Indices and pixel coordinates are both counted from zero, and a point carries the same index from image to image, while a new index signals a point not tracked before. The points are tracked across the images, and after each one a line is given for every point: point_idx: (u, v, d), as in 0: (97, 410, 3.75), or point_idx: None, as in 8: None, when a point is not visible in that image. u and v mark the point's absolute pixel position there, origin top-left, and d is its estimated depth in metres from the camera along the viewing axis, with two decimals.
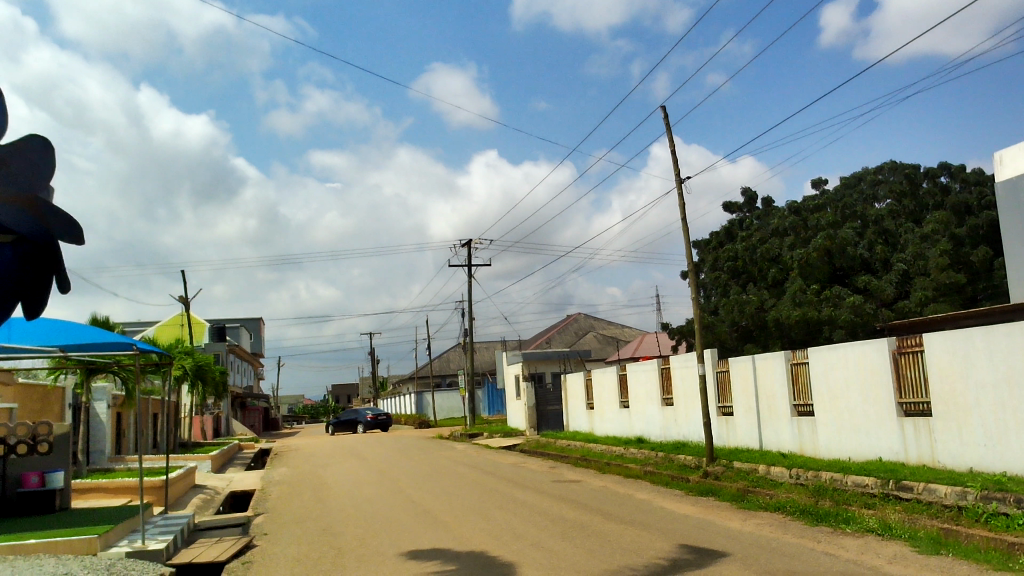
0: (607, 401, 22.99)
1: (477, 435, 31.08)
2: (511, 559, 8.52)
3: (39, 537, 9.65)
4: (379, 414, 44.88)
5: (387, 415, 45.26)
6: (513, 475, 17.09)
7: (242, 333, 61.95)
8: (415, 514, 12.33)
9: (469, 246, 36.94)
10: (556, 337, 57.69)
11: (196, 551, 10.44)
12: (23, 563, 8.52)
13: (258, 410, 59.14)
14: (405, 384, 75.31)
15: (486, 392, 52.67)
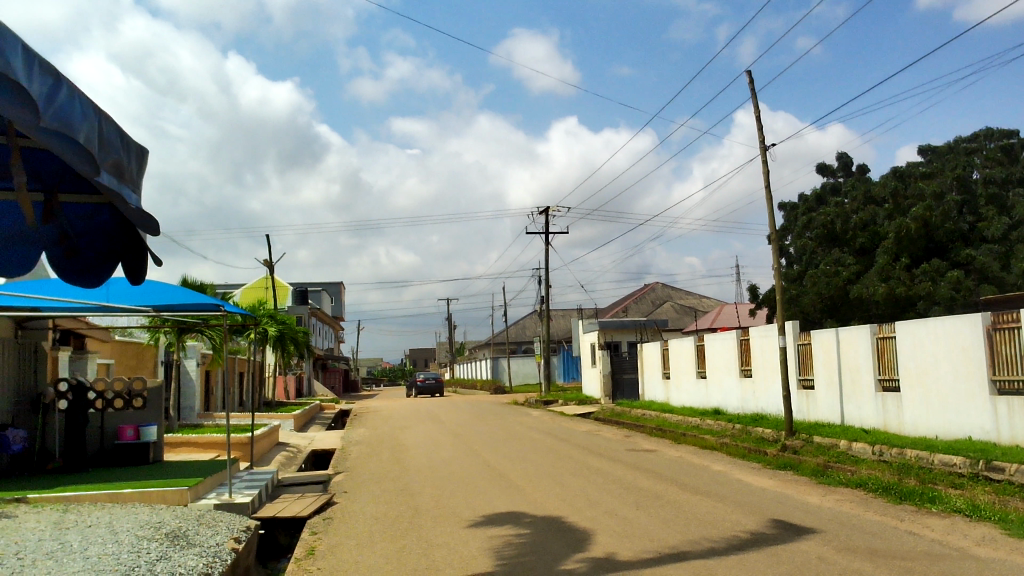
0: (684, 370, 22.81)
1: (552, 402, 31.29)
2: (587, 526, 8.58)
3: (135, 486, 10.18)
4: (430, 377, 46.68)
5: (439, 379, 46.74)
6: (588, 442, 17.16)
7: (324, 297, 63.42)
8: (490, 478, 12.51)
9: (546, 212, 36.92)
10: (633, 306, 57.41)
11: (280, 505, 10.80)
12: (120, 511, 9.00)
13: (338, 372, 60.74)
14: (481, 350, 76.18)
15: (562, 358, 52.93)
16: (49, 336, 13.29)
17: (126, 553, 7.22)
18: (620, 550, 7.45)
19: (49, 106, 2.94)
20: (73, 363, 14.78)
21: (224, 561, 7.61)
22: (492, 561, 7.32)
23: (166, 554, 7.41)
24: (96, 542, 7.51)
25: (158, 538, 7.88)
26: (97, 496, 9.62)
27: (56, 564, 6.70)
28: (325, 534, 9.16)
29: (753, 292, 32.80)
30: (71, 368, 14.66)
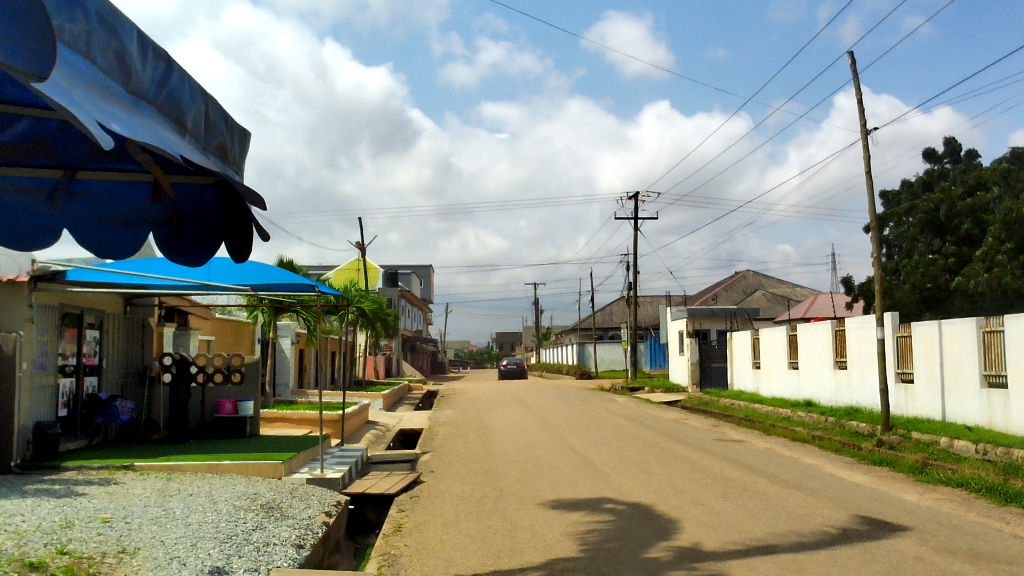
0: (775, 359, 22.30)
1: (638, 389, 31.10)
2: (672, 514, 8.51)
3: (234, 458, 10.59)
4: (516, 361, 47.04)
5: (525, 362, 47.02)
6: (675, 430, 16.98)
7: (414, 280, 64.56)
8: (575, 463, 12.51)
9: (635, 197, 36.58)
10: (723, 293, 56.36)
11: (369, 482, 11.07)
12: (219, 481, 9.38)
13: (427, 353, 61.77)
14: (568, 335, 76.16)
15: (649, 345, 52.47)
16: (156, 312, 13.92)
17: (225, 522, 7.53)
18: (706, 540, 7.37)
19: (161, 89, 3.10)
20: (177, 338, 15.51)
21: (315, 534, 7.85)
22: (576, 546, 7.33)
23: (262, 524, 7.70)
24: (198, 511, 7.86)
25: (255, 509, 8.20)
26: (198, 466, 10.06)
27: (160, 529, 7.04)
28: (412, 512, 9.36)
29: (848, 283, 31.75)
30: (175, 344, 15.38)
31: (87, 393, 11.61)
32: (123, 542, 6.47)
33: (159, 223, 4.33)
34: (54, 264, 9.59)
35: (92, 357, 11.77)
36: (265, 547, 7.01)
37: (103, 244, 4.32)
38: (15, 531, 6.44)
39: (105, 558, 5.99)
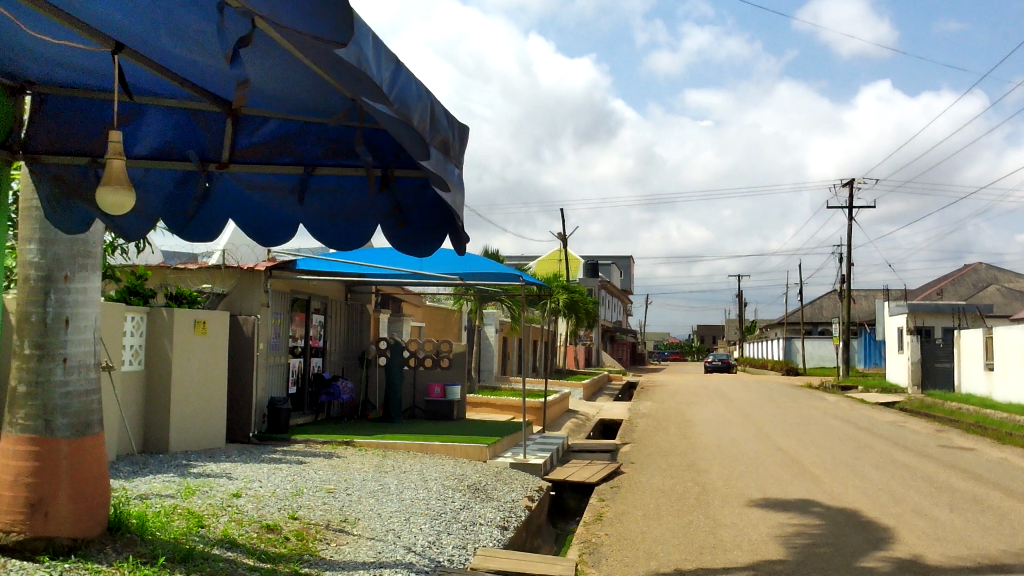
0: (1012, 362, 20.25)
1: (851, 388, 29.37)
2: (888, 523, 7.98)
3: (443, 440, 11.10)
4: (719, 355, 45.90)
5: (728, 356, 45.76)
6: (894, 434, 15.86)
7: (614, 271, 64.64)
8: (782, 462, 12.01)
9: (851, 184, 34.51)
10: (950, 288, 51.61)
11: (570, 470, 11.21)
12: (429, 461, 9.88)
13: (626, 344, 61.64)
14: (775, 329, 73.18)
15: (864, 342, 49.35)
16: (373, 299, 14.82)
17: (435, 500, 7.92)
18: (927, 553, 6.85)
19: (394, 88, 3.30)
20: (392, 324, 16.49)
21: (519, 517, 8.07)
22: (783, 548, 7.06)
23: (468, 504, 8.03)
24: (411, 487, 8.33)
25: (462, 489, 8.55)
26: (410, 445, 10.66)
27: (377, 502, 7.52)
28: (614, 502, 9.39)
29: None
30: (391, 330, 16.36)
31: (313, 372, 12.60)
32: (345, 512, 6.98)
33: (384, 215, 4.12)
34: (285, 254, 10.48)
35: (318, 340, 12.76)
36: (471, 526, 7.31)
37: (337, 231, 4.20)
38: (254, 495, 7.12)
39: (330, 525, 6.50)
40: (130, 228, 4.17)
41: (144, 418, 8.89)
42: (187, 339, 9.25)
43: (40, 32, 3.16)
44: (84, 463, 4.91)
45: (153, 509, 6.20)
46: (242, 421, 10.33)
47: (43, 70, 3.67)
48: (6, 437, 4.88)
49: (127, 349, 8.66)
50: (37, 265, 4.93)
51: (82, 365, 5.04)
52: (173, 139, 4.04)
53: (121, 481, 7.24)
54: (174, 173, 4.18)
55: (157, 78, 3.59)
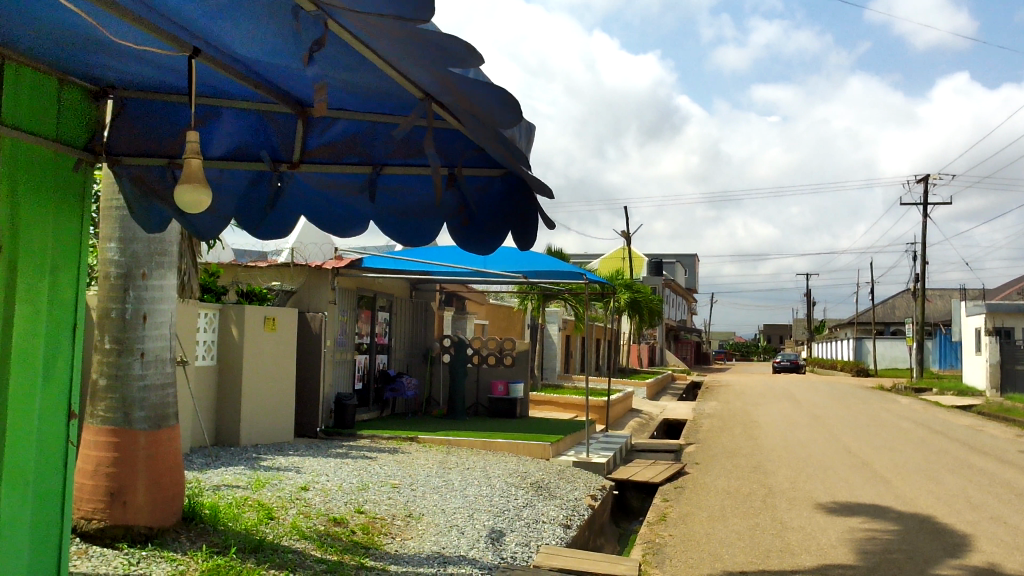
0: None
1: (926, 390, 28.50)
2: (964, 530, 7.73)
3: (506, 437, 11.14)
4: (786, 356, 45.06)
5: (795, 356, 44.86)
6: (971, 438, 15.34)
7: (678, 269, 63.95)
8: (852, 465, 11.73)
9: (925, 180, 33.46)
10: None
11: (633, 469, 11.14)
12: (492, 458, 9.94)
13: (691, 343, 61.01)
14: (845, 329, 71.45)
15: (939, 343, 47.84)
16: (437, 297, 14.96)
17: (498, 497, 7.96)
18: (1006, 562, 6.62)
19: None
20: (455, 322, 16.62)
21: (582, 516, 8.05)
22: (853, 554, 6.90)
23: (531, 501, 8.05)
24: (475, 484, 8.39)
25: (525, 487, 8.58)
26: (474, 442, 10.73)
27: (441, 498, 7.60)
28: (677, 502, 9.30)
29: None
30: (454, 327, 16.49)
31: (378, 368, 12.79)
32: (409, 507, 7.07)
33: (452, 213, 4.18)
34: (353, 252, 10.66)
35: (383, 336, 12.94)
36: (534, 524, 7.33)
37: (402, 229, 4.25)
38: (321, 489, 7.27)
39: (395, 520, 6.59)
40: (207, 227, 4.33)
41: (216, 411, 9.16)
42: (257, 335, 9.48)
43: (122, 38, 3.26)
44: (160, 454, 5.07)
45: (225, 499, 6.37)
46: (309, 416, 10.54)
47: (124, 75, 3.80)
48: (88, 428, 5.08)
49: (200, 344, 8.92)
50: (117, 263, 5.13)
51: (158, 360, 5.21)
52: (246, 140, 4.14)
53: (195, 473, 7.47)
54: (247, 174, 4.28)
55: (232, 81, 3.69)
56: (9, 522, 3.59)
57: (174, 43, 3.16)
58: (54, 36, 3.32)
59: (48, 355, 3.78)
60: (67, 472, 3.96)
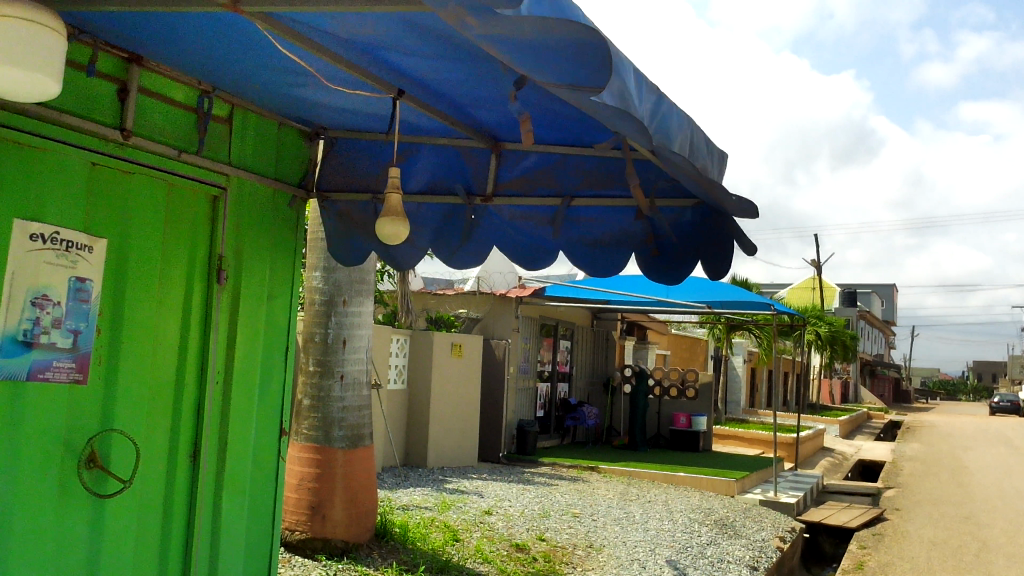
0: None
1: None
2: None
3: (689, 471, 10.86)
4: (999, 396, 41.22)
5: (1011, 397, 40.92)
6: None
7: (875, 300, 60.29)
8: None
9: None
10: None
11: (827, 512, 10.51)
12: (674, 492, 9.71)
13: (888, 380, 57.23)
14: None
15: None
16: (618, 327, 14.94)
17: (681, 533, 7.76)
18: None
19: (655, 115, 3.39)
20: (637, 351, 16.49)
21: (770, 558, 7.67)
22: None
23: (716, 539, 7.78)
24: (656, 518, 8.22)
25: (709, 524, 8.30)
26: (655, 475, 10.54)
27: (623, 531, 7.51)
28: (876, 551, 8.67)
29: None
30: (635, 357, 16.37)
31: (559, 397, 12.88)
32: (590, 537, 7.04)
33: (640, 243, 4.19)
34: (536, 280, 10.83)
35: (564, 365, 13.03)
36: (719, 563, 7.07)
37: (591, 261, 4.29)
38: (504, 514, 7.39)
39: (576, 549, 6.59)
40: (406, 256, 4.56)
41: (406, 435, 9.58)
42: (445, 361, 9.80)
43: (336, 83, 3.51)
44: (356, 472, 5.33)
45: (415, 519, 6.62)
46: (492, 441, 10.78)
47: (333, 116, 4.09)
48: (293, 444, 5.45)
49: (393, 368, 9.36)
50: (321, 291, 5.50)
51: (356, 383, 5.51)
52: (442, 174, 4.34)
53: (386, 491, 7.82)
54: (441, 207, 4.47)
55: (430, 119, 3.88)
56: (229, 530, 3.90)
57: (380, 86, 3.37)
58: (274, 83, 3.63)
59: (264, 374, 4.09)
60: (278, 485, 4.24)
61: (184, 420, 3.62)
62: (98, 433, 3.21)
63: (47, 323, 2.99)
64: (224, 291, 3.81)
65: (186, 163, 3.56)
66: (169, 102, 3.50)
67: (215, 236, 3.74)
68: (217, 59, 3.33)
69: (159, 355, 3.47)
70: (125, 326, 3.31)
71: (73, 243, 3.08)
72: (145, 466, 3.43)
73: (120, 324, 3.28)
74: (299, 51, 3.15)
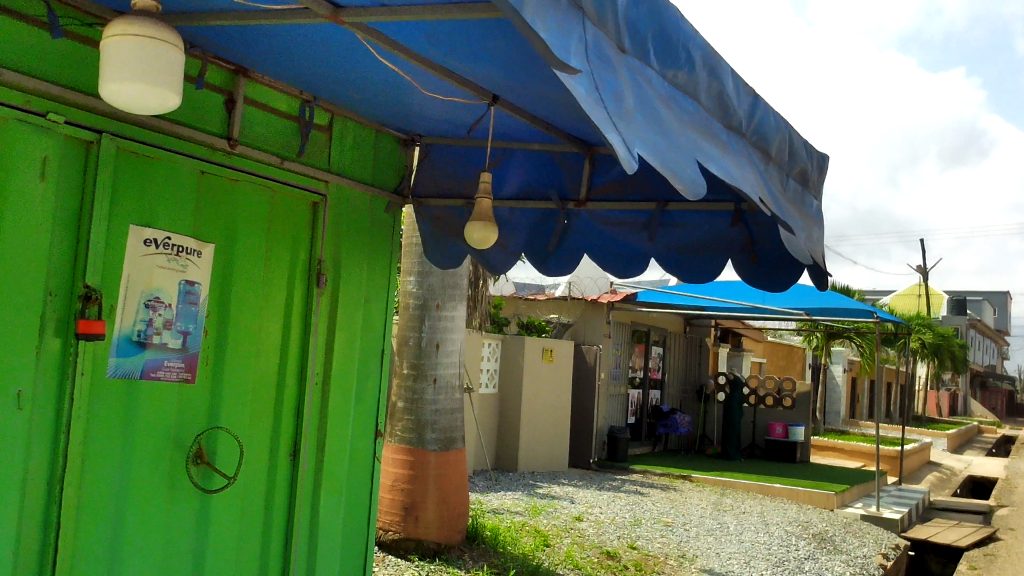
0: None
1: None
2: None
3: (785, 483, 10.55)
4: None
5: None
6: None
7: (986, 309, 57.40)
8: None
9: None
10: None
11: (933, 529, 10.04)
12: (770, 504, 9.46)
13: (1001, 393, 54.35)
14: None
15: None
16: (712, 333, 14.67)
17: (777, 546, 7.55)
18: None
19: (751, 121, 3.47)
20: (731, 359, 16.15)
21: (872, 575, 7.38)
22: None
23: (814, 554, 7.53)
24: (752, 530, 8.02)
25: (807, 538, 8.05)
26: (750, 486, 10.29)
27: (717, 542, 7.36)
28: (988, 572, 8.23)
29: None
30: (730, 364, 16.04)
31: (651, 404, 12.72)
32: (683, 547, 6.91)
33: (736, 248, 4.19)
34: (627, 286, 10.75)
35: (656, 372, 12.87)
36: None
37: (685, 265, 4.27)
38: (595, 521, 7.34)
39: (668, 559, 6.48)
40: (497, 261, 4.52)
41: (497, 440, 9.64)
42: (536, 366, 9.82)
43: (432, 91, 3.56)
44: (449, 474, 5.39)
45: (506, 523, 6.65)
46: (583, 447, 10.73)
47: (427, 123, 4.17)
48: (387, 445, 5.54)
49: (485, 372, 9.43)
50: (415, 295, 5.59)
51: (449, 386, 5.58)
52: (536, 179, 4.34)
53: (477, 494, 7.88)
54: (534, 212, 4.47)
55: (523, 125, 3.90)
56: (326, 528, 4.00)
57: (475, 92, 3.39)
58: (372, 92, 3.72)
59: (360, 377, 4.19)
60: (373, 486, 4.32)
61: (286, 420, 3.73)
62: (205, 431, 3.34)
63: (159, 324, 3.14)
64: (324, 294, 3.92)
65: (288, 171, 3.68)
66: (272, 112, 3.62)
67: (315, 241, 3.85)
68: (318, 70, 3.44)
69: (261, 356, 3.60)
70: (230, 328, 3.43)
71: (184, 248, 3.22)
72: (249, 463, 3.55)
73: (226, 326, 3.42)
74: (396, 60, 3.21)
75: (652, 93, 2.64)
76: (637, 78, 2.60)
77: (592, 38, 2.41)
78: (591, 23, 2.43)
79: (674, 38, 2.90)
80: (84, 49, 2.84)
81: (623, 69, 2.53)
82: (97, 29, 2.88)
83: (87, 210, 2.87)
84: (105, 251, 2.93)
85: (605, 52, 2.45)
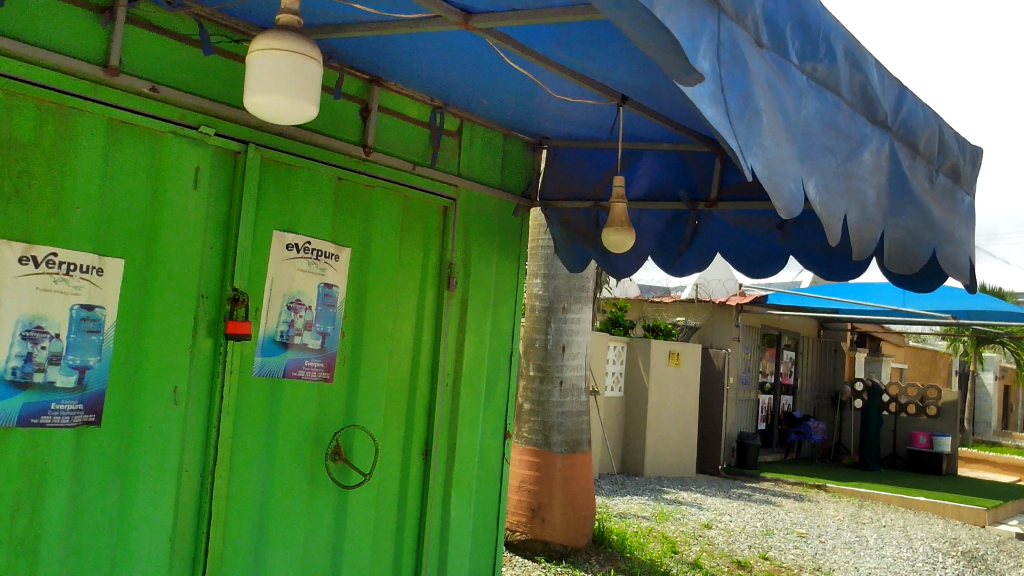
0: None
1: None
2: None
3: (930, 496, 9.97)
4: None
5: None
6: None
7: None
8: None
9: None
10: None
11: None
12: (914, 518, 8.96)
13: None
14: None
15: None
16: (848, 337, 14.04)
17: (922, 562, 7.14)
18: None
19: (897, 114, 3.30)
20: (869, 364, 15.40)
21: None
22: None
23: (963, 573, 7.08)
24: (893, 544, 7.62)
25: (955, 555, 7.57)
26: (891, 498, 9.78)
27: (855, 555, 7.03)
28: None
29: None
30: (867, 370, 15.30)
31: (783, 410, 12.30)
32: (819, 560, 6.64)
33: None
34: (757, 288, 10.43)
35: (788, 377, 12.43)
36: None
37: (830, 264, 4.21)
38: (724, 529, 7.16)
39: (803, 571, 6.23)
40: (626, 263, 4.59)
41: (623, 445, 9.57)
42: (662, 370, 9.67)
43: (561, 93, 3.55)
44: (575, 478, 5.39)
45: (633, 528, 6.58)
46: (711, 453, 10.49)
47: (555, 125, 4.17)
48: (514, 447, 5.58)
49: (610, 375, 9.36)
50: (541, 297, 5.61)
51: (575, 389, 5.57)
52: (666, 181, 4.27)
53: (603, 498, 7.84)
54: (664, 213, 4.41)
55: (650, 124, 3.84)
56: (456, 529, 4.06)
57: (603, 94, 3.37)
58: (501, 96, 3.75)
59: (489, 379, 4.23)
60: (502, 488, 4.36)
61: (418, 420, 3.82)
62: (342, 429, 3.46)
63: (300, 326, 3.27)
64: (454, 298, 3.99)
65: (420, 176, 3.77)
66: (404, 119, 3.70)
67: (446, 246, 3.92)
68: (448, 75, 3.50)
69: (394, 357, 3.69)
70: (366, 331, 3.54)
71: (323, 252, 3.35)
72: (383, 461, 3.66)
73: (362, 328, 3.53)
74: (525, 64, 3.21)
75: (784, 90, 2.55)
76: (772, 75, 2.51)
77: (729, 33, 2.33)
78: (728, 16, 2.35)
79: (816, 29, 2.79)
80: (233, 64, 3.00)
81: (758, 64, 2.45)
82: (243, 45, 3.03)
83: (234, 215, 3.02)
84: (251, 255, 3.08)
85: (741, 48, 2.36)
